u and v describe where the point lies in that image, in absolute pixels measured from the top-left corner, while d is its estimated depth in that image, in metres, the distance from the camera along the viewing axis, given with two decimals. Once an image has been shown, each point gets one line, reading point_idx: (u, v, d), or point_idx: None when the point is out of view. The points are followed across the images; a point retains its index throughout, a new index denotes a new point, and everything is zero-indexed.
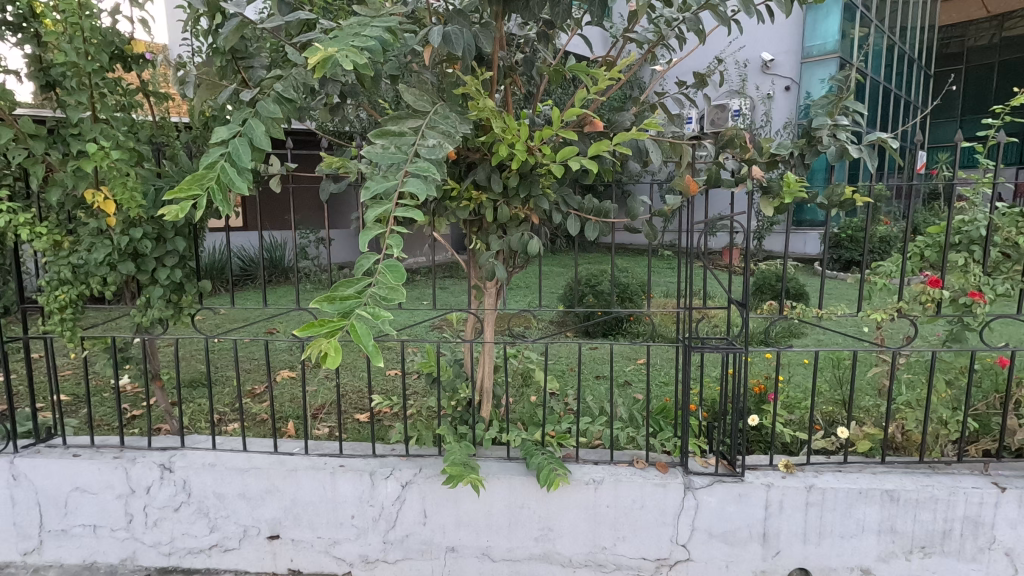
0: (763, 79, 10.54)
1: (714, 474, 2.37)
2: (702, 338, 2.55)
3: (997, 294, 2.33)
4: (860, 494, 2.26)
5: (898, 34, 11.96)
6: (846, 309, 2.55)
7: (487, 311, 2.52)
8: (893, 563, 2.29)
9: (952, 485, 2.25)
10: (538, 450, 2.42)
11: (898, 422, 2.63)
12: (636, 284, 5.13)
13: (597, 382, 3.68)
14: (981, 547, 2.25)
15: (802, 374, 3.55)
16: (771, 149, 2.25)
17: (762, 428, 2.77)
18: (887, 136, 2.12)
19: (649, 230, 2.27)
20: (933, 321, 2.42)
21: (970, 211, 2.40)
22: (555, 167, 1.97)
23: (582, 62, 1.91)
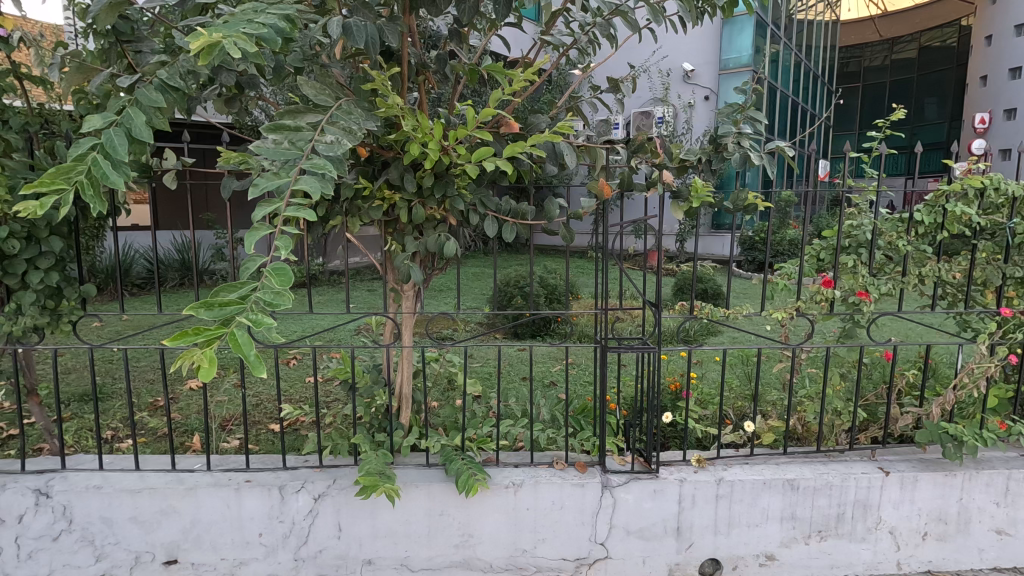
0: (684, 87, 11.03)
1: (630, 472, 2.43)
2: (619, 338, 2.61)
3: (882, 293, 2.52)
4: (764, 485, 2.38)
5: (803, 52, 12.89)
6: (751, 309, 2.69)
7: (405, 314, 2.45)
8: (794, 548, 2.43)
9: (843, 472, 2.42)
10: (458, 455, 2.37)
11: (798, 415, 2.80)
12: (563, 286, 5.24)
13: (521, 384, 3.69)
14: (870, 529, 2.43)
15: (715, 371, 3.72)
16: (679, 156, 2.33)
17: (677, 424, 2.86)
18: (786, 145, 2.23)
19: (565, 232, 2.28)
20: (827, 319, 2.59)
21: (858, 216, 2.59)
22: (470, 168, 1.94)
23: (499, 62, 1.88)
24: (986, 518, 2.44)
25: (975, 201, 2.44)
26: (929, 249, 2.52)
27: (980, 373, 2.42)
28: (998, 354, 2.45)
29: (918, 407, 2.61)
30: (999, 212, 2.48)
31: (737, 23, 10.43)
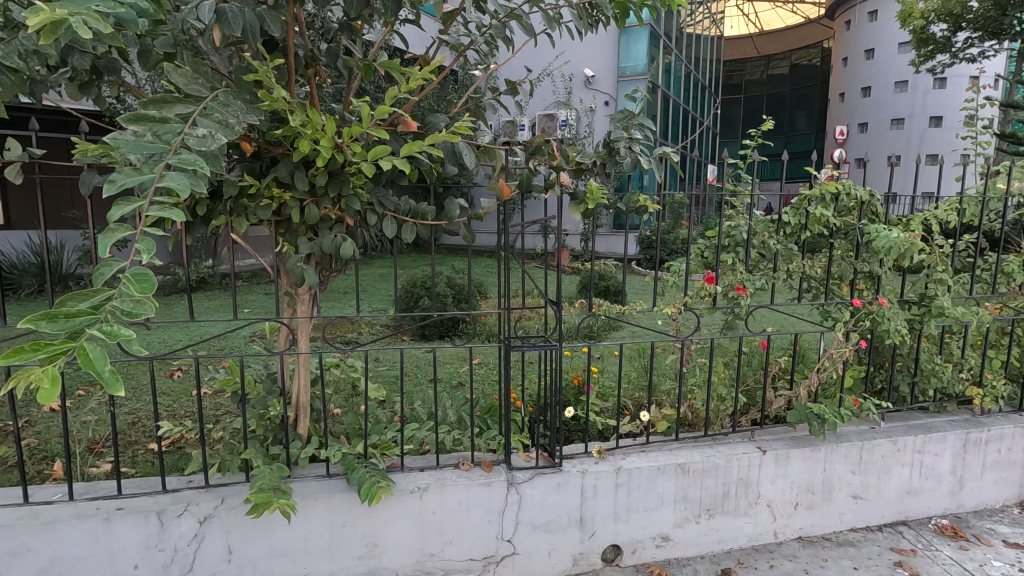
0: (586, 92, 11.43)
1: (535, 467, 2.47)
2: (521, 336, 2.65)
3: (756, 288, 2.77)
4: (659, 470, 2.52)
5: (692, 64, 13.85)
6: (644, 305, 2.84)
7: (300, 319, 2.33)
8: (686, 527, 2.60)
9: (727, 453, 2.62)
10: (360, 463, 2.28)
11: (688, 402, 3.00)
12: (471, 285, 5.26)
13: (428, 385, 3.65)
14: (751, 504, 2.65)
15: (614, 364, 3.90)
16: (576, 158, 2.37)
17: (579, 417, 2.96)
18: (672, 150, 2.36)
19: (466, 232, 2.28)
20: (711, 312, 2.79)
21: (736, 218, 2.82)
22: (366, 166, 1.87)
23: (393, 59, 1.84)
24: (845, 486, 2.75)
25: (831, 204, 2.74)
26: (795, 247, 2.79)
27: (838, 358, 2.72)
28: (851, 340, 2.76)
29: (789, 390, 2.89)
30: (850, 214, 2.80)
31: (633, 33, 10.98)
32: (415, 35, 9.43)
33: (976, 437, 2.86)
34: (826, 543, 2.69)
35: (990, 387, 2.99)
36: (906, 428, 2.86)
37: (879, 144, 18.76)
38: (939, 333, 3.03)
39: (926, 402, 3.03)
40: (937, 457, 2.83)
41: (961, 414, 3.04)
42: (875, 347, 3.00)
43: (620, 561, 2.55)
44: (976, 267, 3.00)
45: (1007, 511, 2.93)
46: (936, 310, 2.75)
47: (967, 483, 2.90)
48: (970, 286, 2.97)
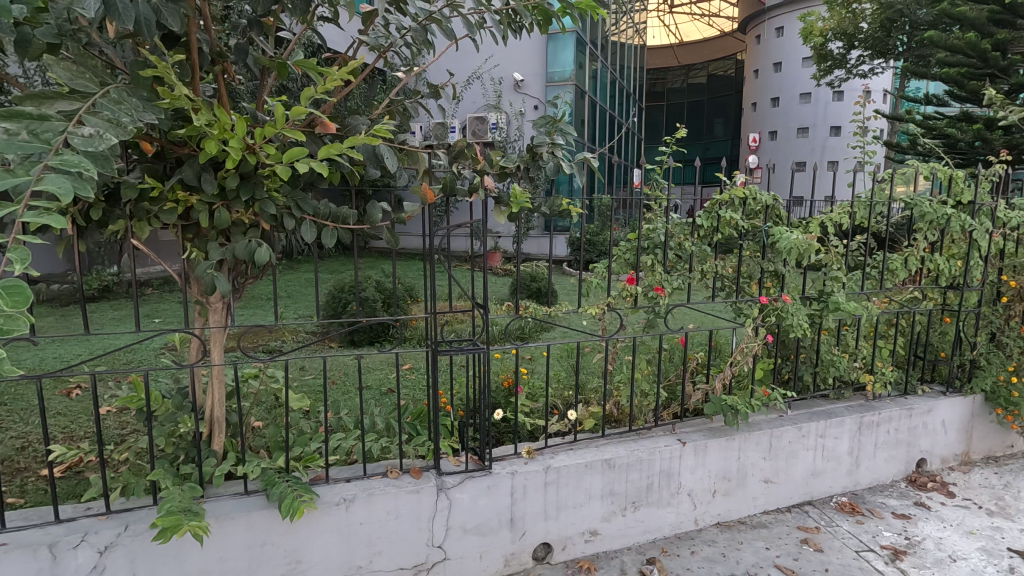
0: (516, 97, 11.53)
1: (465, 471, 2.47)
2: (449, 340, 2.64)
3: (674, 287, 2.90)
4: (586, 467, 2.59)
5: (618, 71, 14.34)
6: (570, 306, 2.91)
7: (213, 330, 2.20)
8: (613, 521, 2.68)
9: (650, 447, 2.73)
10: (281, 478, 2.19)
11: (614, 399, 3.09)
12: (401, 289, 5.18)
13: (356, 393, 3.56)
14: (673, 494, 2.78)
15: (543, 364, 3.97)
16: (499, 163, 2.41)
17: (509, 419, 2.99)
18: (592, 156, 2.43)
19: (390, 237, 2.24)
20: (633, 312, 2.90)
21: (654, 221, 2.95)
22: (280, 169, 1.80)
23: (308, 58, 1.77)
24: (757, 472, 2.94)
25: (739, 208, 2.93)
26: (709, 248, 2.96)
27: (748, 352, 2.90)
28: (760, 335, 2.96)
29: (706, 384, 3.06)
30: (757, 218, 3.00)
31: (561, 39, 11.22)
32: (336, 35, 9.18)
33: (869, 421, 3.14)
34: (741, 526, 2.87)
35: (880, 373, 3.29)
36: (810, 415, 3.09)
37: (787, 151, 20.22)
38: (836, 326, 3.30)
39: (826, 390, 3.30)
40: (836, 440, 3.08)
41: (857, 399, 3.32)
42: (781, 340, 3.23)
43: (551, 559, 2.59)
44: (866, 265, 3.29)
45: (896, 486, 3.23)
46: (832, 305, 2.99)
47: (863, 463, 3.17)
48: (861, 283, 3.26)
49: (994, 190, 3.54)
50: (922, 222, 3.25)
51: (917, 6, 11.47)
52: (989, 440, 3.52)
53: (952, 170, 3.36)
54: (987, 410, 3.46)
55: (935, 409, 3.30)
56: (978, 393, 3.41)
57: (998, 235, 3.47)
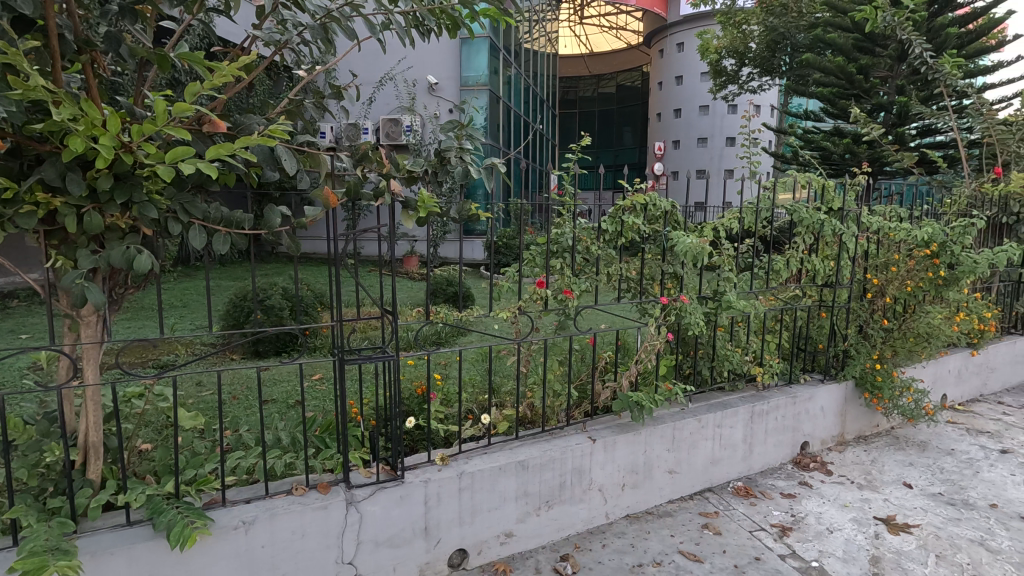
0: (430, 100, 11.45)
1: (376, 482, 2.39)
2: (357, 349, 2.55)
3: (582, 289, 3.00)
4: (500, 469, 2.61)
5: (532, 78, 14.65)
6: (481, 310, 2.92)
7: (86, 346, 1.98)
8: (528, 521, 2.71)
9: (563, 446, 2.79)
10: (170, 504, 2.02)
11: (527, 401, 3.14)
12: (311, 296, 4.97)
13: (260, 409, 3.36)
14: (585, 490, 2.86)
15: (459, 368, 3.97)
16: (406, 166, 2.39)
17: (422, 426, 2.95)
18: (500, 161, 2.45)
19: (290, 242, 2.13)
20: (544, 314, 2.97)
21: (562, 225, 3.03)
22: (162, 170, 1.66)
23: (193, 50, 1.65)
24: (662, 464, 3.09)
25: (641, 213, 3.08)
26: (613, 252, 3.10)
27: (651, 349, 3.06)
28: (662, 333, 3.13)
29: (614, 382, 3.18)
30: (658, 222, 3.16)
31: (474, 44, 11.31)
32: (229, 30, 8.65)
33: (759, 409, 3.40)
34: (648, 516, 3.01)
35: (768, 365, 3.59)
36: (708, 407, 3.30)
37: (689, 160, 21.65)
38: (730, 323, 3.55)
39: (722, 382, 3.54)
40: (732, 429, 3.31)
41: (748, 390, 3.60)
42: (681, 338, 3.43)
43: (466, 564, 2.58)
44: (754, 266, 3.57)
45: (784, 468, 3.53)
46: (725, 304, 3.22)
47: (755, 448, 3.44)
48: (750, 283, 3.53)
49: (860, 197, 3.97)
50: (800, 227, 3.58)
51: (796, 30, 12.65)
52: (860, 421, 3.94)
53: (824, 180, 3.72)
54: (858, 394, 3.86)
55: (815, 396, 3.65)
56: (849, 379, 3.80)
57: (864, 239, 3.88)
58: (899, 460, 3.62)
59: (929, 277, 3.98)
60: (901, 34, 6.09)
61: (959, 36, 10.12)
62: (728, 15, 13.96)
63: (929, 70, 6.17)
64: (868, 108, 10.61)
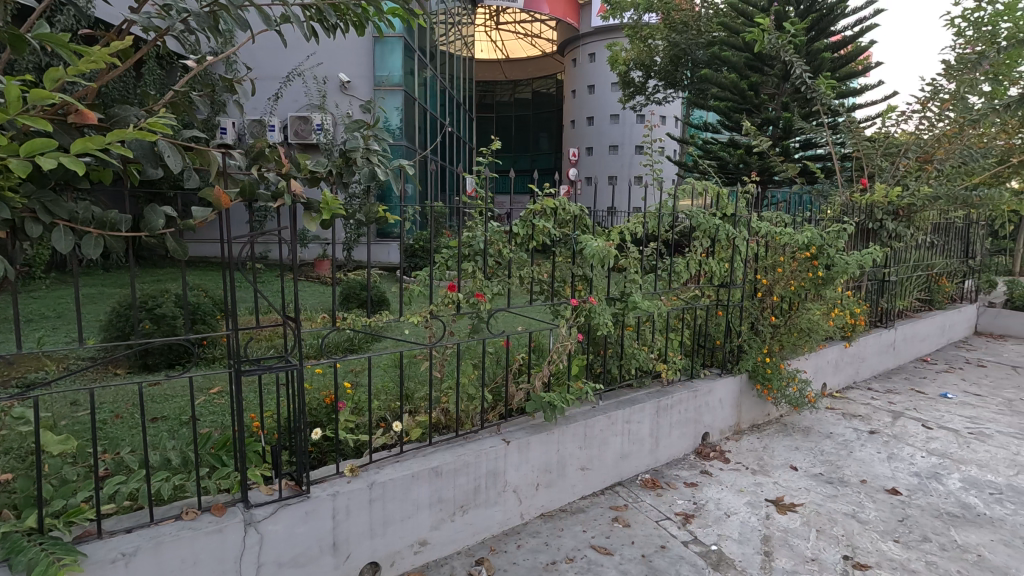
0: (342, 98, 11.08)
1: (278, 500, 2.26)
2: (256, 358, 2.40)
3: (494, 293, 3.01)
4: (413, 477, 2.55)
5: (448, 81, 14.59)
6: (392, 315, 2.85)
7: None
8: (442, 528, 2.67)
9: (476, 449, 2.79)
10: (32, 541, 1.79)
11: (441, 406, 3.10)
12: (208, 304, 4.63)
13: (147, 429, 3.08)
14: (500, 492, 2.87)
15: (371, 376, 3.85)
16: (307, 166, 2.27)
17: (329, 437, 2.82)
18: (408, 163, 2.40)
19: (175, 245, 1.97)
20: (457, 318, 2.95)
21: (474, 229, 3.03)
22: (15, 166, 1.47)
23: (54, 32, 1.46)
24: (574, 461, 3.17)
25: (551, 217, 3.15)
26: (524, 255, 3.14)
27: (563, 350, 3.13)
28: (573, 334, 3.21)
29: (527, 383, 3.22)
30: (567, 226, 3.24)
31: (388, 43, 11.07)
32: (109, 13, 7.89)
33: (664, 404, 3.58)
34: (562, 514, 3.07)
35: (671, 362, 3.79)
36: (617, 404, 3.43)
37: (602, 166, 22.49)
38: (636, 322, 3.72)
39: (630, 379, 3.69)
40: (639, 424, 3.46)
41: (654, 386, 3.78)
42: (592, 338, 3.54)
43: None
44: (658, 268, 3.76)
45: (687, 458, 3.74)
46: (631, 304, 3.37)
47: (661, 441, 3.61)
48: (654, 284, 3.71)
49: (750, 204, 4.30)
50: (698, 231, 3.82)
51: (695, 47, 13.55)
52: (753, 411, 4.26)
53: (719, 188, 4.00)
54: (751, 386, 4.17)
55: (713, 389, 3.90)
56: (743, 372, 4.10)
57: (754, 242, 4.21)
58: (787, 445, 3.95)
59: (809, 277, 4.39)
60: (784, 55, 6.68)
61: (832, 61, 11.29)
62: (635, 29, 14.67)
63: (808, 90, 6.83)
64: (758, 122, 11.57)
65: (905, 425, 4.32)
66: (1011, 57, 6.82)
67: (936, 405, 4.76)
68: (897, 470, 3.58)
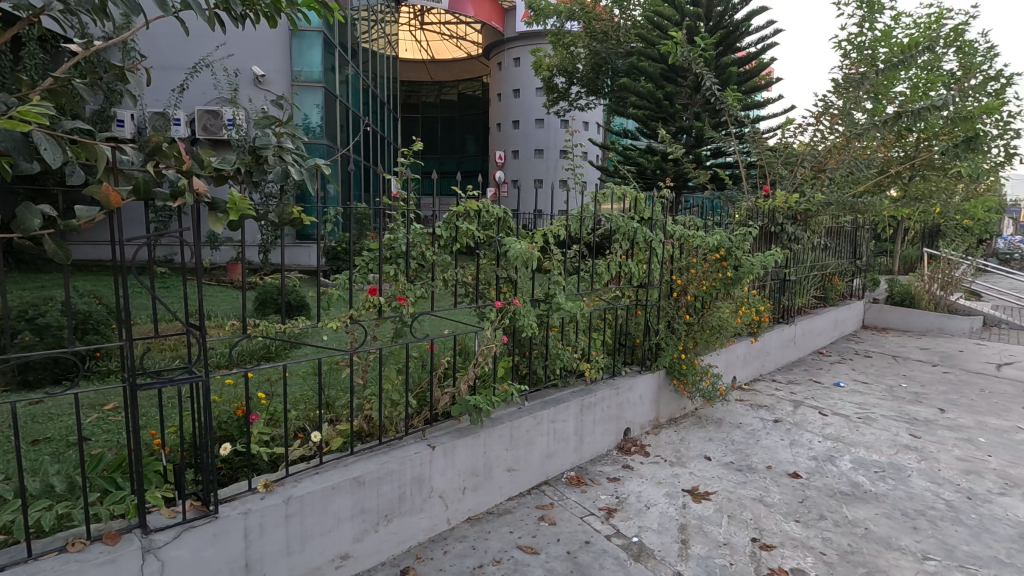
0: (256, 93, 10.52)
1: (182, 522, 2.10)
2: (156, 371, 2.21)
3: (417, 296, 2.96)
4: (333, 489, 2.45)
5: (371, 79, 14.23)
6: (309, 321, 2.73)
7: None
8: (365, 539, 2.59)
9: (400, 456, 2.72)
10: None
11: (363, 414, 3.01)
12: (102, 313, 4.24)
13: (26, 454, 2.76)
14: (426, 498, 2.82)
15: (289, 385, 3.68)
16: (212, 164, 2.11)
17: (241, 453, 2.65)
18: (324, 163, 2.30)
19: (57, 248, 1.76)
20: (379, 323, 2.88)
21: (396, 231, 2.97)
22: None
23: None
24: (501, 463, 3.18)
25: (474, 219, 3.13)
26: (448, 257, 3.11)
27: (488, 352, 3.13)
28: (498, 336, 3.22)
29: (453, 387, 3.19)
30: (491, 229, 3.24)
31: (306, 38, 10.67)
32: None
33: (588, 402, 3.67)
34: (489, 516, 3.06)
35: (594, 361, 3.89)
36: (542, 404, 3.47)
37: (528, 169, 22.82)
38: (560, 323, 3.79)
39: (555, 379, 3.76)
40: (564, 423, 3.52)
41: (578, 385, 3.87)
42: (517, 339, 3.56)
43: None
44: (580, 270, 3.85)
45: (610, 454, 3.86)
46: (555, 305, 3.43)
47: (585, 438, 3.69)
48: (577, 285, 3.80)
49: (665, 209, 4.50)
50: (618, 234, 3.95)
51: (615, 56, 14.06)
52: (671, 405, 4.46)
53: (637, 193, 4.15)
54: (668, 382, 4.37)
55: (634, 386, 4.04)
56: (661, 369, 4.28)
57: (669, 245, 4.42)
58: (702, 436, 4.17)
59: (719, 277, 4.66)
60: (695, 68, 7.07)
61: (739, 75, 12.09)
62: (558, 36, 15.00)
63: (717, 102, 7.26)
64: (673, 130, 12.17)
65: (804, 413, 4.68)
66: (888, 79, 7.60)
67: (830, 394, 5.21)
68: (798, 455, 3.87)
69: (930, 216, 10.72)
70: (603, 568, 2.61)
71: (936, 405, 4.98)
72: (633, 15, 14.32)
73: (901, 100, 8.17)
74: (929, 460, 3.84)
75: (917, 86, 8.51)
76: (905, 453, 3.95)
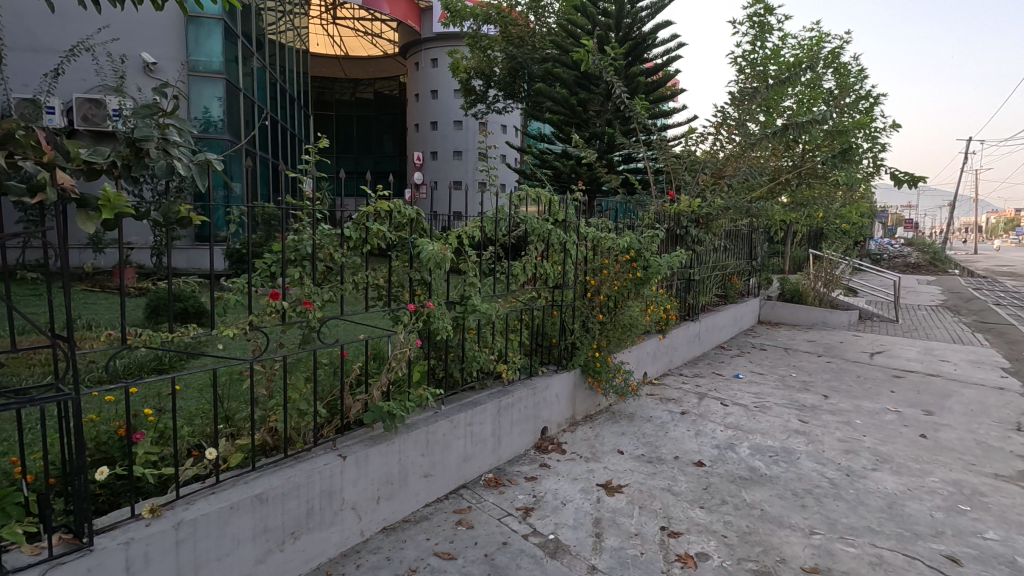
0: (146, 82, 9.69)
1: (48, 560, 1.86)
2: (14, 390, 1.95)
3: (324, 300, 2.83)
4: (231, 508, 2.28)
5: (279, 73, 13.53)
6: (203, 328, 2.53)
7: None
8: (268, 560, 2.43)
9: (307, 469, 2.58)
10: None
11: (267, 426, 2.82)
12: None
13: None
14: (336, 512, 2.69)
15: (183, 399, 3.39)
16: (80, 156, 1.88)
17: (124, 476, 2.40)
18: (214, 158, 2.13)
19: None
20: (284, 328, 2.72)
21: (300, 233, 2.81)
22: None
23: None
24: (416, 469, 3.10)
25: (385, 219, 3.04)
26: (358, 259, 2.99)
27: (402, 356, 3.05)
28: (411, 339, 3.14)
29: (365, 393, 3.08)
30: (404, 229, 3.16)
31: (204, 26, 10.03)
32: None
33: (505, 403, 3.68)
34: (405, 525, 2.98)
35: (511, 362, 3.91)
36: (459, 407, 3.43)
37: (448, 171, 22.70)
38: (477, 325, 3.77)
39: (471, 382, 3.73)
40: (481, 425, 3.51)
41: (496, 386, 3.87)
42: (432, 342, 3.50)
43: None
44: (496, 271, 3.86)
45: (527, 453, 3.89)
46: (470, 307, 3.40)
47: (503, 439, 3.70)
48: (493, 286, 3.80)
49: (578, 211, 4.61)
50: (533, 236, 3.99)
51: (531, 62, 14.28)
52: (586, 403, 4.57)
53: (551, 195, 4.22)
54: (583, 380, 4.48)
55: (550, 385, 4.11)
56: (576, 368, 4.39)
57: (582, 246, 4.53)
58: (615, 431, 4.31)
59: (630, 277, 4.84)
60: (605, 76, 7.33)
61: (647, 84, 12.69)
62: (474, 38, 15.00)
63: (626, 109, 7.57)
64: (587, 135, 12.56)
65: (708, 404, 4.97)
66: (776, 94, 8.26)
67: (731, 386, 5.57)
68: (702, 445, 4.10)
69: (814, 220, 11.79)
70: (519, 568, 2.62)
71: (821, 392, 5.47)
72: (548, 22, 14.63)
73: (789, 114, 8.92)
74: (815, 443, 4.20)
75: (801, 101, 9.34)
76: (795, 437, 4.30)
